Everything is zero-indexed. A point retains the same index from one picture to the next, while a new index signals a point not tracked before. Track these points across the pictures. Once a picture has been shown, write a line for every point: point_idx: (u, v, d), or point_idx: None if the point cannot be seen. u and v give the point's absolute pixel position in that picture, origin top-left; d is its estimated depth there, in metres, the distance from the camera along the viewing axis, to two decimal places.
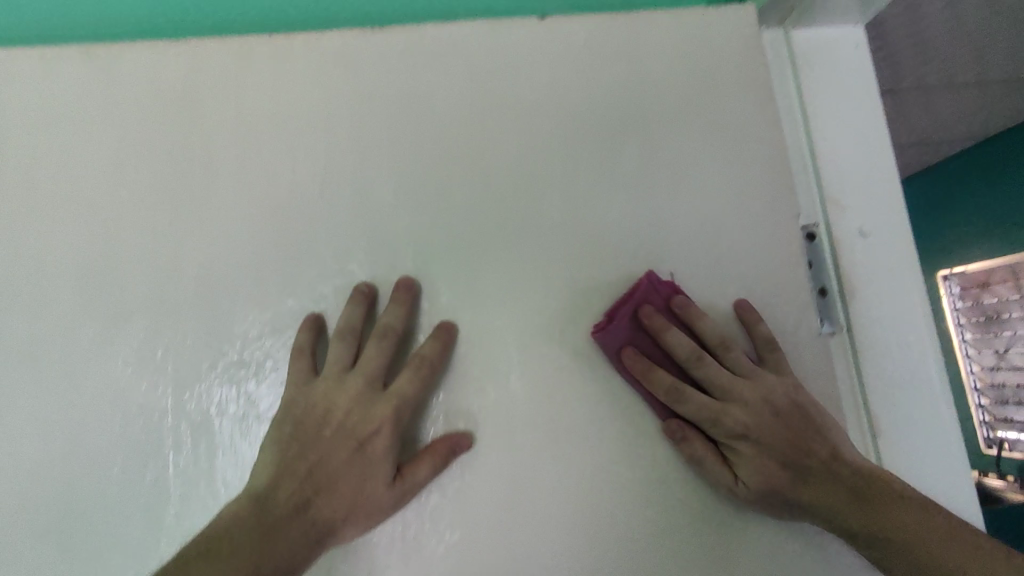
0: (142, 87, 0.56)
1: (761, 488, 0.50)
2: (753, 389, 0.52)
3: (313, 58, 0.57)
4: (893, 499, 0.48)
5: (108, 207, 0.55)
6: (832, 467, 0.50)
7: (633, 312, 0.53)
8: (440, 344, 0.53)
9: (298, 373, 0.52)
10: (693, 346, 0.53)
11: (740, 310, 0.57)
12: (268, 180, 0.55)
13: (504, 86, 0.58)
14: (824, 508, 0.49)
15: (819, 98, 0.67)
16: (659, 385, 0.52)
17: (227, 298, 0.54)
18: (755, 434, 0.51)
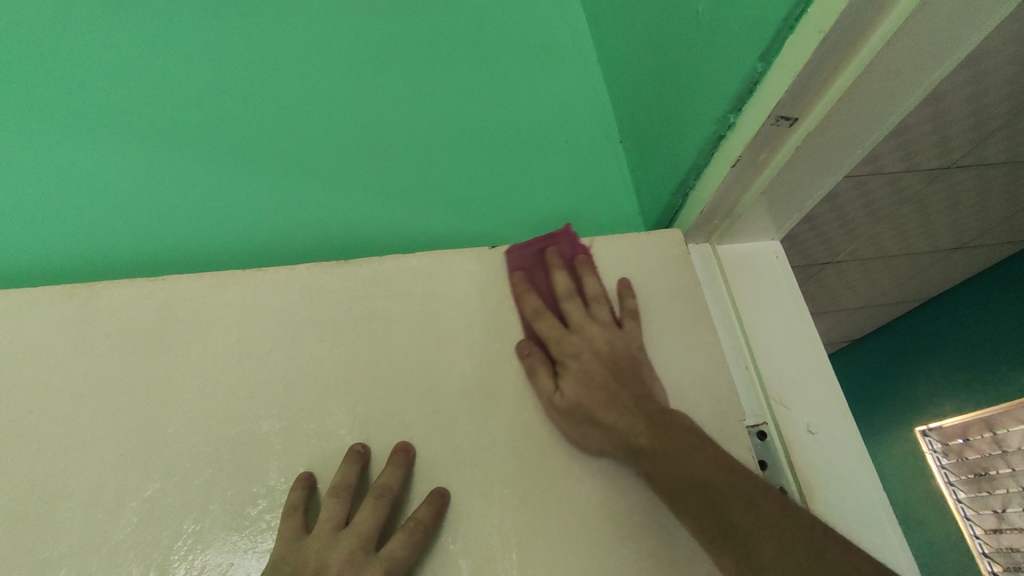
0: (102, 322, 0.58)
1: (574, 401, 0.57)
2: (602, 331, 0.61)
3: (281, 288, 0.61)
4: (694, 446, 0.52)
5: (91, 414, 0.55)
6: (649, 412, 0.56)
7: (541, 250, 0.67)
8: (434, 510, 0.52)
9: (289, 533, 0.49)
10: (570, 287, 0.64)
11: (620, 285, 0.67)
12: (223, 408, 0.56)
13: (457, 308, 0.63)
14: (624, 430, 0.55)
15: (748, 301, 0.73)
16: (527, 302, 0.63)
17: (201, 505, 0.52)
18: (583, 361, 0.59)
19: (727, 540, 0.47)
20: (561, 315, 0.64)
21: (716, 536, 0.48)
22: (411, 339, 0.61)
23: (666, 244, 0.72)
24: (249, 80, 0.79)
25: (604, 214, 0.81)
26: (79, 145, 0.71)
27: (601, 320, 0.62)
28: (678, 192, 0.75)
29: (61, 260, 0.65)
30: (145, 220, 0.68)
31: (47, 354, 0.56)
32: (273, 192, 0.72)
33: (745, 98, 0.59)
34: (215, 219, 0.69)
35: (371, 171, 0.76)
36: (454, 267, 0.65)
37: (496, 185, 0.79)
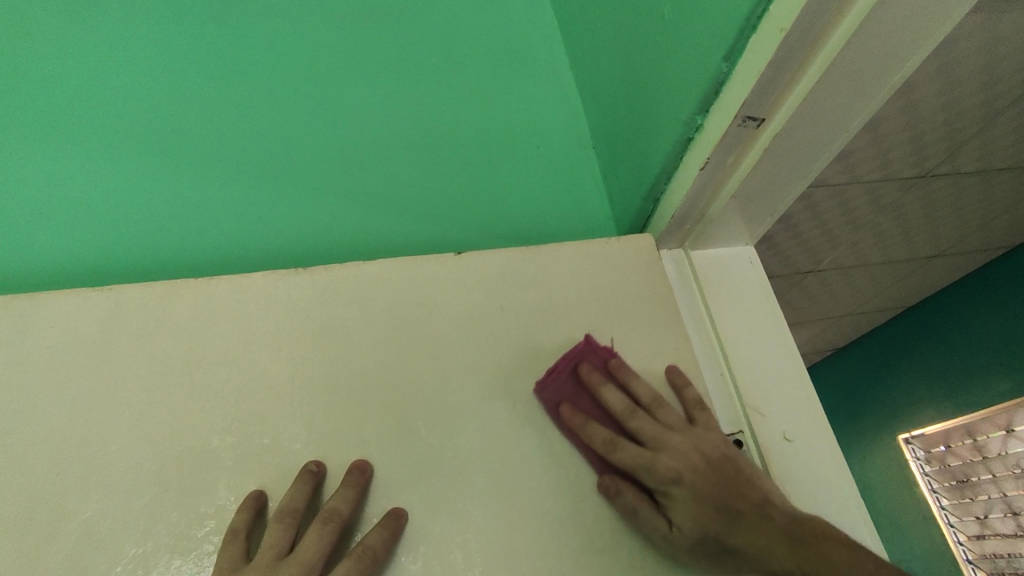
0: (42, 334, 0.55)
1: (696, 536, 0.50)
2: (685, 440, 0.53)
3: (237, 297, 0.59)
4: (825, 538, 0.46)
5: (26, 432, 0.51)
6: (766, 514, 0.49)
7: (573, 371, 0.59)
8: (386, 534, 0.49)
9: (228, 559, 0.46)
10: (625, 401, 0.56)
11: (673, 375, 0.61)
12: (171, 423, 0.53)
13: (421, 315, 0.61)
14: (760, 552, 0.47)
15: (723, 308, 0.72)
16: (594, 435, 0.55)
17: (141, 527, 0.49)
18: (685, 484, 0.51)
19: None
20: (632, 433, 0.56)
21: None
22: (372, 349, 0.59)
23: (638, 250, 0.70)
24: (211, 89, 0.78)
25: (577, 221, 0.80)
26: (31, 156, 0.69)
27: (678, 424, 0.55)
28: (647, 199, 0.74)
29: (4, 270, 0.62)
30: (96, 230, 0.66)
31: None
32: (233, 199, 0.70)
33: (711, 98, 0.58)
34: (172, 227, 0.67)
35: (336, 178, 0.74)
36: (419, 275, 0.63)
37: (466, 191, 0.77)
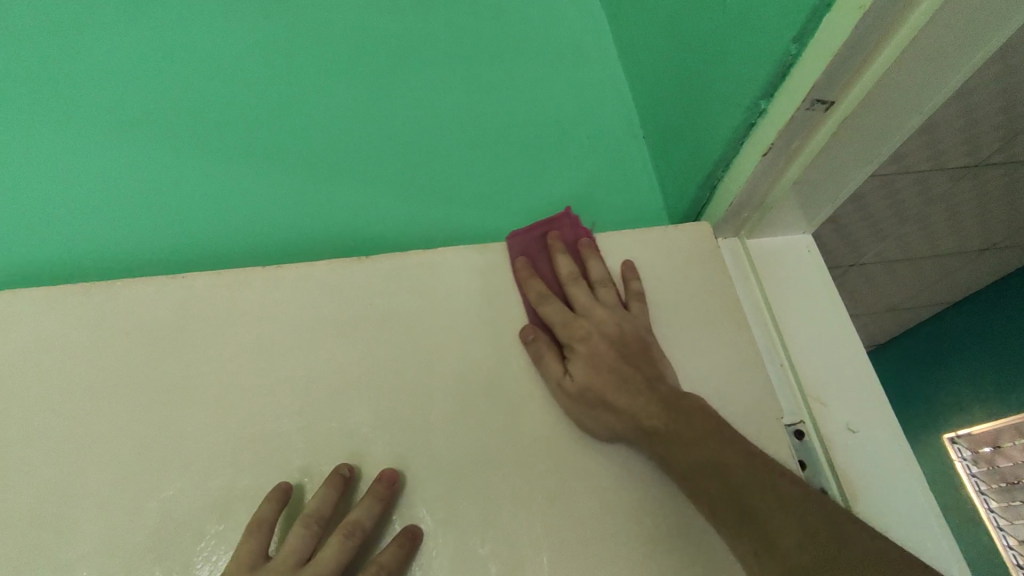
0: (117, 321, 0.57)
1: (584, 384, 0.55)
2: (608, 313, 0.59)
3: (301, 286, 0.60)
4: (697, 413, 0.51)
5: (104, 416, 0.53)
6: (655, 388, 0.54)
7: (544, 235, 0.65)
8: (403, 552, 0.49)
9: (246, 556, 0.47)
10: (573, 269, 0.62)
11: (625, 268, 0.65)
12: (235, 411, 0.54)
13: (479, 304, 0.62)
14: (636, 412, 0.52)
15: (780, 296, 0.71)
16: (532, 287, 0.61)
17: (211, 508, 0.51)
18: (592, 342, 0.57)
19: (745, 525, 0.45)
20: (567, 298, 0.61)
21: (734, 522, 0.46)
22: (431, 338, 0.59)
23: (694, 238, 0.69)
24: (268, 79, 0.79)
25: (627, 212, 0.79)
26: (97, 146, 0.71)
27: (609, 301, 0.60)
28: (706, 186, 0.73)
29: (75, 262, 0.64)
30: (157, 220, 0.67)
31: (64, 355, 0.55)
32: (288, 188, 0.71)
33: (779, 81, 0.57)
34: (232, 218, 0.68)
35: (390, 169, 0.75)
36: (477, 265, 0.63)
37: (518, 182, 0.77)
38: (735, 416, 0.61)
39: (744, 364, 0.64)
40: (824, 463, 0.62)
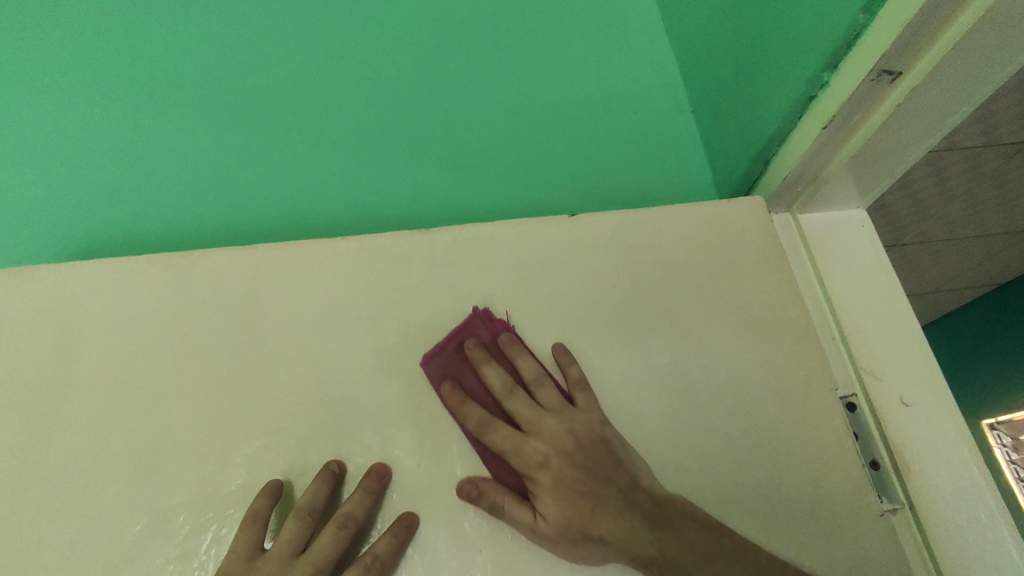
0: (192, 286, 0.59)
1: (560, 523, 0.51)
2: (557, 422, 0.55)
3: (369, 255, 0.62)
4: (684, 520, 0.52)
5: (181, 375, 0.56)
6: (631, 498, 0.52)
7: (459, 347, 0.59)
8: (395, 543, 0.51)
9: (244, 547, 0.49)
10: (505, 380, 0.56)
11: (556, 353, 0.59)
12: (305, 373, 0.57)
13: (534, 275, 0.63)
14: (623, 540, 0.51)
15: (833, 270, 0.71)
16: (469, 416, 0.55)
17: (287, 465, 0.54)
18: (553, 468, 0.53)
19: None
20: (509, 414, 0.56)
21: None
22: (489, 308, 0.61)
23: (746, 213, 0.70)
24: (324, 57, 0.80)
25: (676, 187, 0.80)
26: (163, 121, 0.73)
27: (554, 407, 0.56)
28: (758, 160, 0.73)
29: (146, 228, 0.67)
30: (222, 191, 0.70)
31: (145, 317, 0.58)
32: (346, 163, 0.73)
33: (843, 53, 0.57)
34: (296, 190, 0.71)
35: (444, 144, 0.77)
36: (535, 237, 0.65)
37: (568, 157, 0.79)
38: (789, 386, 0.62)
39: (799, 335, 0.64)
40: (876, 434, 0.62)
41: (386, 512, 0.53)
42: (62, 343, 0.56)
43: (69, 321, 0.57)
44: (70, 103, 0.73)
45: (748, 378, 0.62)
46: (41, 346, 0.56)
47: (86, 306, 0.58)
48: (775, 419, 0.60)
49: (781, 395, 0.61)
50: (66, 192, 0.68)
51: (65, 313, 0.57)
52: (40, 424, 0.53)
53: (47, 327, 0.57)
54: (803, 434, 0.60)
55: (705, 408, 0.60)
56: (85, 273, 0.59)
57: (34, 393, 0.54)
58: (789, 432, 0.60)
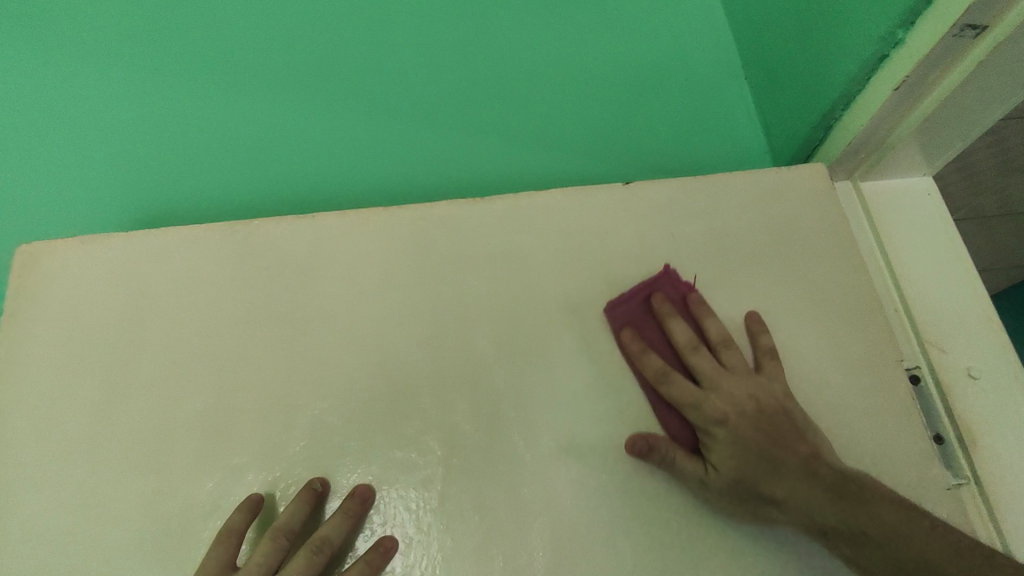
0: (250, 252, 0.61)
1: (731, 476, 0.52)
2: (741, 384, 0.55)
3: (425, 224, 0.62)
4: (871, 498, 0.48)
5: (244, 337, 0.58)
6: (812, 467, 0.50)
7: (646, 299, 0.60)
8: (370, 570, 0.50)
9: (214, 565, 0.48)
10: (692, 336, 0.57)
11: (750, 320, 0.60)
12: (363, 337, 0.58)
13: (588, 244, 0.63)
14: (797, 503, 0.50)
15: (898, 238, 0.68)
16: (648, 364, 0.56)
17: (347, 423, 0.55)
18: (733, 426, 0.53)
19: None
20: (690, 369, 0.57)
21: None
22: (543, 275, 0.61)
23: (806, 179, 0.68)
24: (372, 19, 0.79)
25: (728, 154, 0.78)
26: (214, 86, 0.73)
27: (740, 369, 0.56)
28: (820, 125, 0.70)
29: (205, 198, 0.69)
30: (275, 160, 0.71)
31: (207, 283, 0.60)
32: (396, 132, 0.73)
33: (921, 7, 0.53)
34: (349, 159, 0.72)
35: (494, 111, 0.76)
36: (589, 206, 0.65)
37: (619, 125, 0.77)
38: (852, 356, 0.60)
39: (863, 305, 0.62)
40: (941, 407, 0.61)
41: (442, 475, 0.54)
42: (133, 306, 0.59)
43: (135, 287, 0.59)
44: (122, 67, 0.73)
45: (809, 348, 0.60)
46: (111, 309, 0.59)
47: (150, 272, 0.60)
48: (835, 389, 0.59)
49: (842, 366, 0.60)
50: (120, 159, 0.70)
51: (133, 278, 0.60)
52: (112, 382, 0.56)
53: (121, 294, 0.59)
54: (866, 406, 0.59)
55: None
56: (148, 241, 0.61)
57: (109, 355, 0.57)
58: (851, 402, 0.59)
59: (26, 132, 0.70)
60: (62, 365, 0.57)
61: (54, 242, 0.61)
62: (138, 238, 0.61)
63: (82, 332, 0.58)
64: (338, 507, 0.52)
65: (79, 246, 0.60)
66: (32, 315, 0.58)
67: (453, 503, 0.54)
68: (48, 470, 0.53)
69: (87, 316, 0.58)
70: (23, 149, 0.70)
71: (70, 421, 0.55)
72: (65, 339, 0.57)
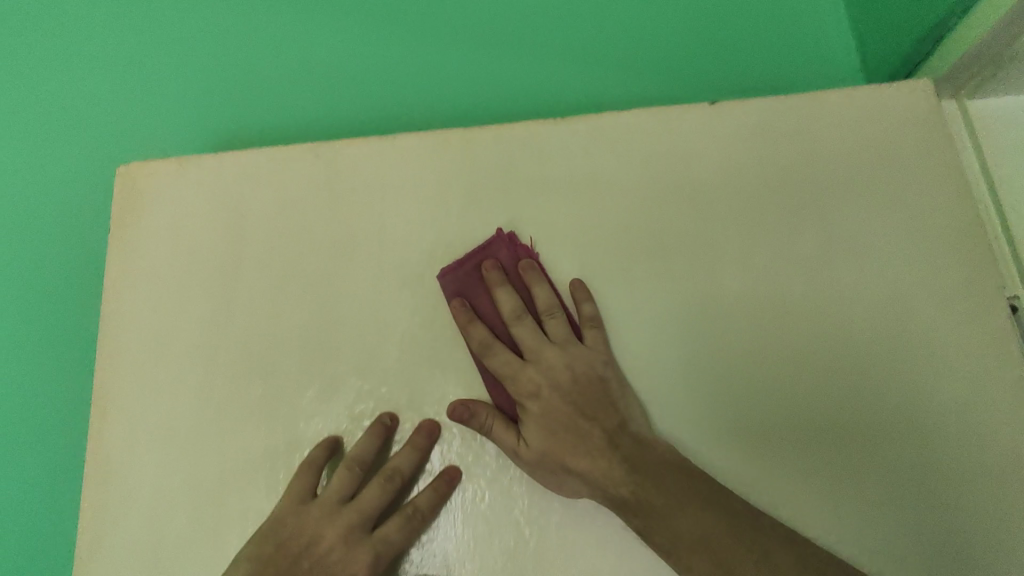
0: (334, 174, 0.62)
1: (539, 450, 0.52)
2: (558, 355, 0.54)
3: (504, 145, 0.62)
4: (672, 475, 0.50)
5: (332, 255, 0.60)
6: (612, 440, 0.52)
7: (478, 266, 0.58)
8: (437, 496, 0.53)
9: (297, 493, 0.52)
10: (516, 305, 0.56)
11: (574, 288, 0.58)
12: (445, 258, 0.60)
13: (670, 166, 0.62)
14: (600, 479, 0.50)
15: (1007, 162, 0.63)
16: (473, 336, 0.55)
17: (433, 339, 0.57)
18: (544, 399, 0.53)
19: None
20: (513, 340, 0.56)
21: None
22: (623, 200, 0.61)
23: (909, 95, 0.63)
24: None
25: (817, 73, 0.73)
26: (288, 6, 0.73)
27: (558, 338, 0.55)
28: (927, 40, 0.65)
29: (284, 119, 0.70)
30: (351, 83, 0.71)
31: (294, 202, 0.61)
32: (469, 53, 0.72)
33: None
34: (422, 82, 0.71)
35: (569, 30, 0.73)
36: (673, 127, 0.62)
37: (702, 45, 0.73)
38: (949, 285, 0.58)
39: (963, 231, 0.59)
40: None
41: None
42: (227, 224, 0.61)
43: (228, 206, 0.62)
44: None
45: (901, 275, 0.59)
46: (206, 226, 0.61)
47: (240, 192, 0.62)
48: (924, 317, 0.58)
49: (933, 294, 0.58)
50: (200, 83, 0.71)
51: (225, 198, 0.62)
52: (212, 295, 0.59)
53: (218, 215, 0.62)
54: (959, 335, 0.57)
55: (851, 303, 0.58)
56: (238, 163, 0.63)
57: (211, 273, 0.60)
58: (940, 331, 0.57)
59: (110, 58, 0.72)
60: (169, 281, 0.60)
61: (150, 163, 0.63)
62: (228, 161, 0.63)
63: (182, 247, 0.61)
64: (407, 441, 0.55)
65: (177, 169, 0.63)
66: (141, 235, 0.61)
67: None
68: (163, 378, 0.58)
69: (186, 232, 0.61)
70: (109, 76, 0.71)
71: (177, 329, 0.59)
72: (171, 257, 0.61)
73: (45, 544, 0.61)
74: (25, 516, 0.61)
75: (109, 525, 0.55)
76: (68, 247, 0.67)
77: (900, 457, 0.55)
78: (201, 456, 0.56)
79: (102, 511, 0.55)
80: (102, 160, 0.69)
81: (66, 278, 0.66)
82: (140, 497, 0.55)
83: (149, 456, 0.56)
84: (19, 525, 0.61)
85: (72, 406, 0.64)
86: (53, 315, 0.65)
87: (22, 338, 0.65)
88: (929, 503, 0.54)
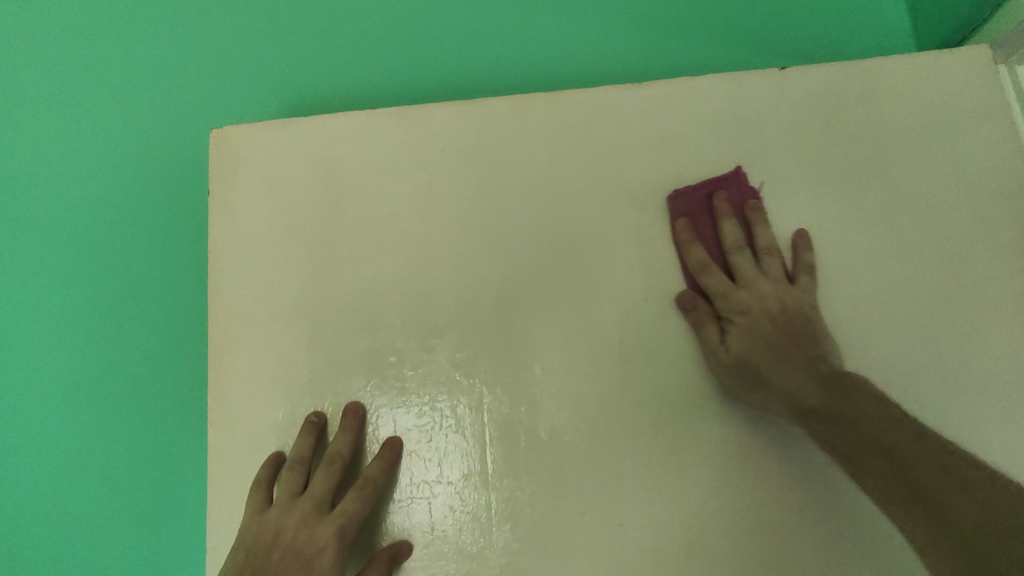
0: (421, 137, 0.65)
1: (740, 356, 0.57)
2: (773, 288, 0.59)
3: (582, 110, 0.65)
4: (863, 395, 0.52)
5: (423, 214, 0.63)
6: (819, 367, 0.55)
7: (709, 195, 0.63)
8: (385, 464, 0.57)
9: (253, 504, 0.56)
10: (740, 238, 0.61)
11: (800, 236, 0.62)
12: (530, 216, 0.63)
13: (740, 130, 0.65)
14: (792, 389, 0.55)
15: None
16: (693, 254, 0.61)
17: (523, 294, 0.61)
18: (753, 318, 0.58)
19: (919, 505, 0.46)
20: (730, 265, 0.61)
21: (897, 491, 0.48)
22: (697, 161, 0.64)
23: (967, 61, 0.66)
24: None
25: (869, 41, 0.76)
26: None
27: (774, 275, 0.60)
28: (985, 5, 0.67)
29: (361, 91, 0.73)
30: (424, 55, 0.74)
31: (383, 164, 0.64)
32: (536, 27, 0.75)
33: None
34: (492, 54, 0.74)
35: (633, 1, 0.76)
36: (745, 91, 0.66)
37: (759, 17, 0.77)
38: (998, 242, 0.63)
39: (1012, 192, 0.64)
40: None
41: (611, 340, 0.61)
42: (319, 186, 0.64)
43: (318, 168, 0.64)
44: None
45: (955, 233, 0.63)
46: (298, 188, 0.64)
47: (328, 155, 0.64)
48: (975, 271, 0.62)
49: (983, 250, 0.63)
50: (281, 55, 0.74)
51: (315, 161, 0.64)
52: (310, 253, 0.63)
53: (312, 176, 0.64)
54: (1007, 288, 0.62)
55: (909, 258, 0.63)
56: (325, 127, 0.65)
57: (311, 232, 0.63)
58: (990, 285, 0.62)
59: (186, 28, 0.74)
60: (272, 241, 0.63)
61: (234, 127, 0.65)
62: (314, 127, 0.65)
63: (277, 208, 0.64)
64: (337, 428, 0.59)
65: (265, 133, 0.65)
66: (239, 196, 0.64)
67: (628, 365, 0.60)
68: (274, 331, 0.61)
69: (279, 194, 0.64)
70: (186, 44, 0.73)
71: (280, 287, 0.62)
72: (268, 218, 0.63)
73: (167, 487, 0.66)
74: (140, 456, 0.66)
75: (223, 466, 0.59)
76: (166, 212, 0.70)
77: (953, 398, 0.60)
78: (309, 402, 0.60)
79: (218, 453, 0.59)
80: (192, 127, 0.72)
81: (167, 242, 0.69)
82: (251, 440, 0.59)
83: (258, 403, 0.60)
84: (141, 471, 0.66)
85: (171, 358, 0.67)
86: (152, 274, 0.69)
87: (121, 295, 0.69)
88: (983, 439, 0.60)
